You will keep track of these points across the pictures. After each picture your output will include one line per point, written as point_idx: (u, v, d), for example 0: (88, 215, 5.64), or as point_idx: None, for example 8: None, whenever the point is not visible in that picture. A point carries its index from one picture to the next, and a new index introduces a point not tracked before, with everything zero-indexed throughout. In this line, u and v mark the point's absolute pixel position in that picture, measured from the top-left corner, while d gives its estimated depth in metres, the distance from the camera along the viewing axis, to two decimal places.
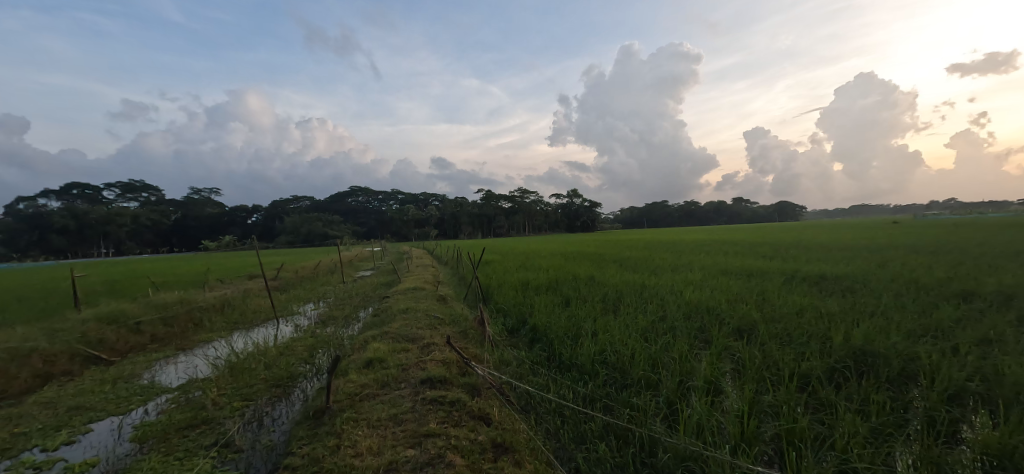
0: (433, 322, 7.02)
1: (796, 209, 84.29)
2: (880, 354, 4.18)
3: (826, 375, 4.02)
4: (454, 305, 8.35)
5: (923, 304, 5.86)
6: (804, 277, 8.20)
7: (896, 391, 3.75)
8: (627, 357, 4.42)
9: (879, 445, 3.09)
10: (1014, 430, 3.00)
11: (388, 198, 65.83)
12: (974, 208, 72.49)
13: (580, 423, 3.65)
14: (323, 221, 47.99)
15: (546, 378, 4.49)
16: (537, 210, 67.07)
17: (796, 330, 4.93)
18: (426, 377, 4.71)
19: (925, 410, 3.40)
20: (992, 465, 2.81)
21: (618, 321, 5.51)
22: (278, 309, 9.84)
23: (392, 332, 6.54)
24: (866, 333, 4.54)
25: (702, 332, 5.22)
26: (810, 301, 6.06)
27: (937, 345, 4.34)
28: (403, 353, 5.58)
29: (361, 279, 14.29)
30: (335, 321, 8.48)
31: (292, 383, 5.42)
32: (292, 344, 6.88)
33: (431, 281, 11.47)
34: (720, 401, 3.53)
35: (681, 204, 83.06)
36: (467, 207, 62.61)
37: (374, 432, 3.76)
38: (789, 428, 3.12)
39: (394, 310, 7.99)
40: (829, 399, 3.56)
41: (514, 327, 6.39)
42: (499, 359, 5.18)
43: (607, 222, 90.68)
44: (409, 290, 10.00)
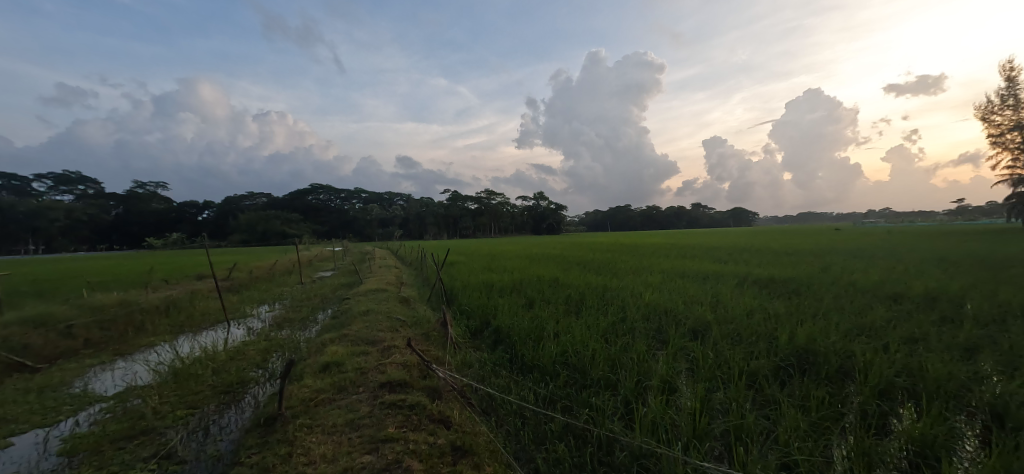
0: (395, 324, 6.86)
1: (749, 215, 89.02)
2: (821, 352, 4.46)
3: (772, 373, 4.24)
4: (417, 307, 8.20)
5: (860, 305, 6.30)
6: (755, 279, 8.63)
7: (833, 387, 4.01)
8: (588, 358, 4.50)
9: (818, 438, 3.29)
10: (934, 422, 3.27)
11: (350, 196, 63.99)
12: (905, 217, 79.02)
13: (540, 424, 3.67)
14: (281, 220, 46.06)
15: (507, 379, 4.49)
16: (504, 212, 67.37)
17: (746, 330, 5.18)
18: (386, 380, 4.59)
19: (859, 405, 3.65)
20: (916, 455, 3.04)
21: (580, 322, 5.61)
22: (229, 311, 9.34)
23: (351, 335, 6.35)
24: (809, 333, 4.83)
25: (659, 332, 5.40)
26: (760, 303, 6.40)
27: (871, 344, 4.68)
28: (362, 356, 5.43)
29: (321, 280, 13.82)
30: (291, 323, 8.14)
31: (242, 389, 5.15)
32: (244, 348, 6.54)
33: (393, 282, 11.24)
34: (675, 400, 3.65)
35: (643, 209, 85.74)
36: (432, 208, 62.00)
37: (329, 438, 3.63)
38: (737, 424, 3.27)
39: (355, 312, 7.76)
40: (774, 396, 3.75)
41: (477, 328, 6.35)
42: (461, 361, 5.13)
43: (572, 225, 92.21)
44: (370, 292, 9.76)
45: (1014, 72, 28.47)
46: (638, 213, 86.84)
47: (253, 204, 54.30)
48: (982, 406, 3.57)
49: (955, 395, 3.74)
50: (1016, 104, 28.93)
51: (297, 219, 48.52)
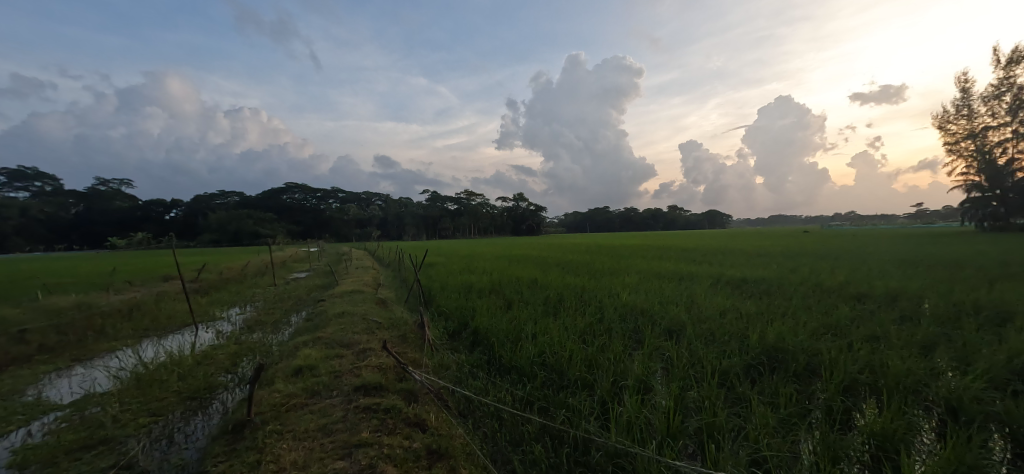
0: (371, 326, 6.74)
1: (722, 217, 91.49)
2: (790, 351, 4.60)
3: (743, 372, 4.35)
4: (394, 309, 8.07)
5: (826, 305, 6.53)
6: (728, 280, 8.86)
7: (801, 384, 4.15)
8: (565, 358, 4.52)
9: (786, 434, 3.38)
10: (894, 417, 3.42)
11: (327, 196, 62.48)
12: (868, 220, 82.71)
13: (518, 425, 3.66)
14: (254, 219, 44.68)
15: (485, 381, 4.46)
16: (484, 212, 67.31)
17: (719, 330, 5.29)
18: (361, 384, 4.50)
19: (825, 401, 3.78)
20: (877, 448, 3.16)
21: (558, 323, 5.62)
22: (197, 314, 8.96)
23: (326, 337, 6.20)
24: (779, 333, 4.98)
25: (636, 332, 5.47)
26: (732, 303, 6.56)
27: (836, 342, 4.86)
28: (337, 360, 5.30)
29: (294, 281, 13.43)
30: (263, 326, 7.89)
31: (210, 395, 4.95)
32: (212, 353, 6.30)
33: (370, 284, 11.05)
34: (650, 399, 3.70)
35: (621, 211, 87.08)
36: (411, 208, 61.40)
37: (300, 444, 3.53)
38: (709, 422, 3.33)
39: (329, 314, 7.57)
40: (745, 394, 3.84)
41: (455, 330, 6.29)
42: (438, 363, 5.07)
43: (551, 226, 92.65)
44: (346, 293, 9.55)
45: (967, 84, 30.14)
46: (617, 214, 88.04)
47: (224, 203, 52.55)
48: (938, 400, 3.75)
49: (913, 390, 3.92)
50: (968, 114, 30.67)
51: (270, 219, 47.15)
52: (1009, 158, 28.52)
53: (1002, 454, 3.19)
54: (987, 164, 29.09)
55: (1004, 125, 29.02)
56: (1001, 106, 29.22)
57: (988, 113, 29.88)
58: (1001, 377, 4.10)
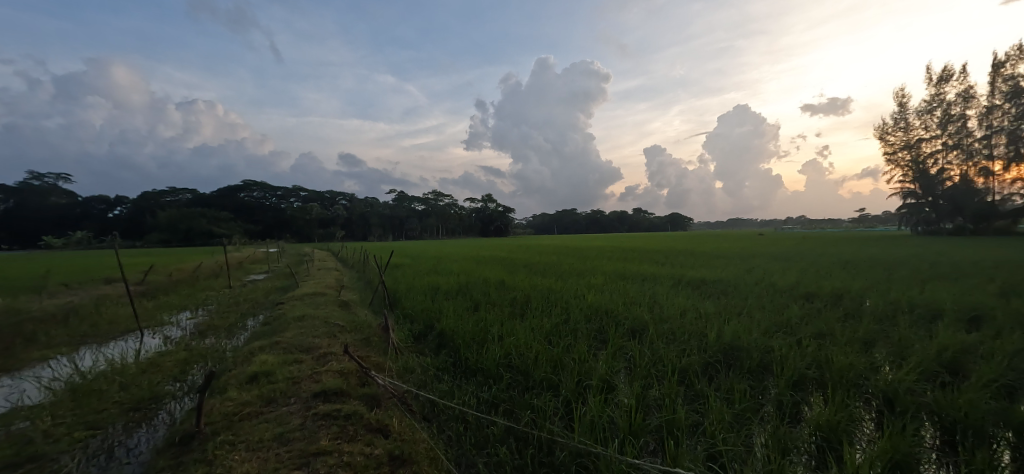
0: (333, 329, 6.53)
1: (684, 220, 94.56)
2: (744, 348, 4.81)
3: (702, 370, 4.51)
4: (358, 311, 7.85)
5: (779, 304, 6.87)
6: (689, 281, 9.19)
7: (755, 380, 4.35)
8: (531, 360, 4.53)
9: (741, 429, 3.52)
10: (838, 409, 3.63)
11: (288, 194, 59.74)
12: (816, 224, 88.17)
13: (483, 428, 3.63)
14: (208, 218, 42.31)
15: (449, 384, 4.40)
16: (451, 213, 67.81)
17: (679, 330, 5.46)
18: (320, 390, 4.34)
19: (777, 396, 3.97)
20: (823, 440, 3.34)
21: (524, 324, 5.64)
22: (142, 319, 8.37)
23: (284, 342, 5.95)
24: (735, 331, 5.20)
25: (600, 333, 5.57)
26: (692, 303, 6.80)
27: (787, 339, 5.11)
28: (296, 365, 5.10)
29: (251, 283, 12.80)
30: (216, 331, 7.48)
31: (156, 406, 4.63)
32: (159, 360, 5.91)
33: (333, 286, 10.69)
34: (613, 398, 3.78)
35: (588, 213, 89.03)
36: (377, 208, 60.01)
37: (254, 455, 3.36)
38: (669, 419, 3.42)
39: (288, 317, 7.27)
40: (703, 390, 3.99)
41: (421, 332, 6.18)
42: (402, 366, 4.98)
43: (519, 227, 92.91)
44: (307, 296, 9.21)
45: (904, 98, 32.65)
46: (584, 217, 89.55)
47: (175, 201, 49.54)
48: (876, 392, 4.02)
49: (855, 383, 4.19)
50: (905, 127, 33.16)
51: (226, 218, 44.77)
52: (940, 168, 31.06)
53: (930, 440, 3.46)
54: (921, 173, 31.56)
55: (936, 138, 31.57)
56: (933, 120, 31.78)
57: (922, 126, 32.43)
58: (930, 369, 4.45)
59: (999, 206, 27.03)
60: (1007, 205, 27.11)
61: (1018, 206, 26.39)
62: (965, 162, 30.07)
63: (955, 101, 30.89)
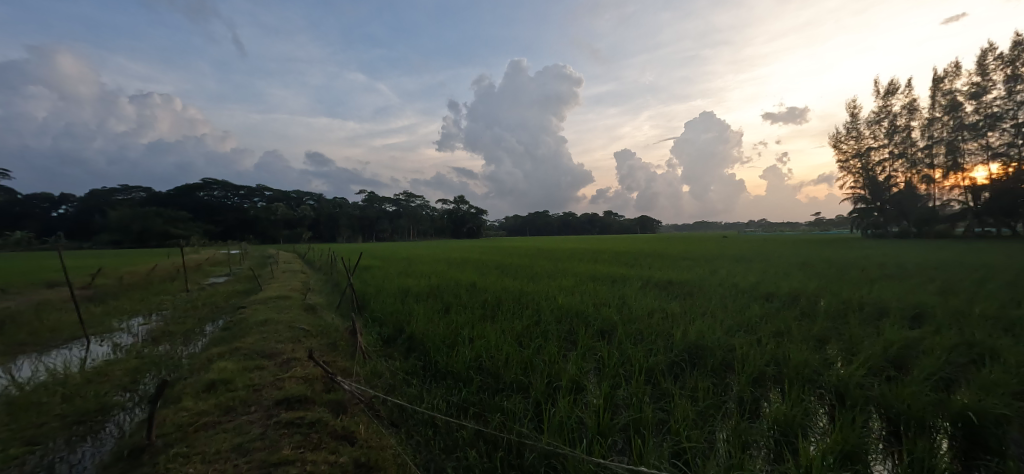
0: (297, 334, 6.31)
1: (653, 223, 97.05)
2: (709, 348, 4.98)
3: (667, 369, 4.63)
4: (324, 315, 7.61)
5: (741, 304, 7.14)
6: (656, 282, 9.43)
7: (717, 378, 4.51)
8: (501, 362, 4.53)
9: (704, 425, 3.64)
10: (794, 405, 3.80)
11: (251, 193, 57.33)
12: (774, 228, 92.58)
13: (452, 432, 3.59)
14: (164, 218, 40.04)
15: (418, 388, 4.34)
16: (422, 215, 68.24)
17: (647, 330, 5.59)
18: (283, 397, 4.19)
19: (738, 393, 4.12)
20: (781, 433, 3.49)
21: (495, 327, 5.63)
22: (88, 326, 7.82)
23: (245, 348, 5.71)
24: (700, 331, 5.36)
25: (571, 334, 5.63)
26: (659, 303, 6.98)
27: (747, 338, 5.32)
28: (257, 371, 4.91)
29: (211, 287, 12.18)
30: (172, 337, 7.09)
31: (103, 417, 4.34)
32: (108, 369, 5.55)
33: (298, 289, 10.34)
34: (581, 398, 3.83)
35: (559, 215, 90.12)
36: (346, 208, 58.58)
37: (210, 468, 3.20)
38: (636, 418, 3.49)
39: (250, 322, 6.98)
40: (668, 389, 4.09)
41: (390, 336, 6.06)
42: (370, 371, 4.87)
43: (491, 229, 92.92)
44: (270, 299, 8.87)
45: (855, 109, 34.66)
46: (556, 219, 90.50)
47: (128, 199, 46.71)
48: (829, 387, 4.24)
49: (809, 379, 4.41)
50: (856, 136, 35.18)
51: (184, 218, 42.53)
52: (887, 175, 33.08)
53: (877, 432, 3.68)
54: (870, 180, 33.55)
55: (883, 147, 33.67)
56: (881, 130, 33.86)
57: (871, 135, 34.52)
58: (877, 365, 4.73)
59: (939, 211, 29.59)
60: (946, 209, 29.73)
61: (955, 212, 29.01)
62: (909, 170, 32.20)
63: (901, 112, 33.04)
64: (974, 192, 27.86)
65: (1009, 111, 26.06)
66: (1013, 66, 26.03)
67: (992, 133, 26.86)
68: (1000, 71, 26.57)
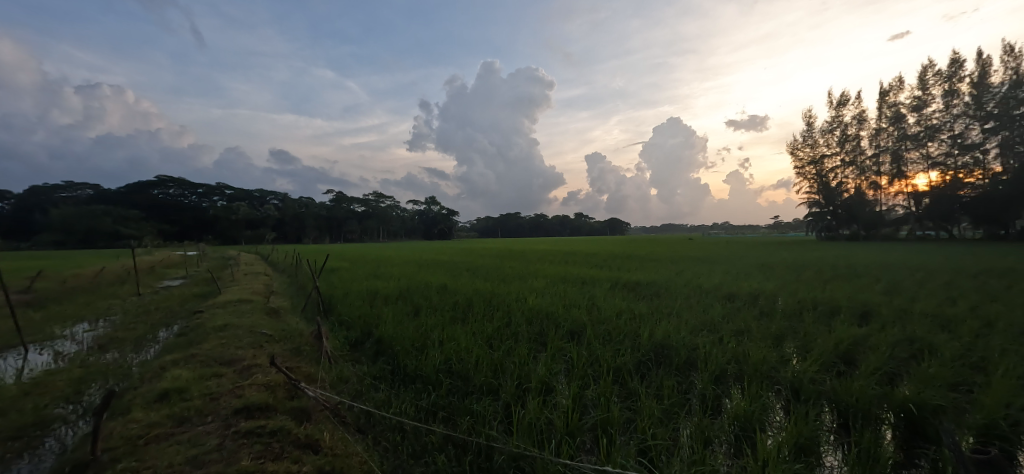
0: (259, 339, 6.06)
1: (622, 225, 99.21)
2: (674, 347, 5.13)
3: (635, 368, 4.73)
4: (288, 320, 7.34)
5: (705, 304, 7.40)
6: (624, 283, 9.64)
7: (682, 376, 4.65)
8: (471, 364, 4.51)
9: (670, 422, 3.74)
10: (753, 401, 3.97)
11: (210, 191, 54.55)
12: (734, 231, 96.95)
13: (421, 436, 3.54)
14: (113, 218, 37.53)
15: (386, 393, 4.26)
16: (392, 216, 67.61)
17: (615, 330, 5.70)
18: (243, 406, 4.01)
19: (701, 390, 4.27)
20: (741, 429, 3.63)
21: (465, 329, 5.60)
22: (26, 334, 7.23)
23: (202, 355, 5.43)
24: (666, 331, 5.52)
25: (541, 335, 5.67)
26: (626, 304, 7.14)
27: (711, 337, 5.52)
28: (215, 379, 4.68)
29: (165, 290, 11.51)
30: (121, 344, 6.66)
31: (41, 432, 4.02)
32: (47, 380, 5.15)
33: (261, 292, 9.92)
34: (551, 399, 3.87)
35: (531, 217, 90.81)
36: (312, 208, 56.86)
37: None
38: (604, 418, 3.55)
39: (207, 327, 6.65)
40: (635, 389, 4.18)
41: (358, 340, 5.92)
42: (336, 376, 4.75)
43: (462, 231, 92.35)
44: (230, 303, 8.47)
45: (811, 117, 36.52)
46: (527, 220, 91.03)
47: (72, 197, 43.50)
48: (785, 383, 4.45)
49: (768, 375, 4.61)
50: (811, 144, 37.10)
51: (135, 218, 40.00)
52: (839, 181, 35.01)
53: (829, 424, 3.89)
54: (824, 185, 35.42)
55: (836, 154, 35.66)
56: (833, 138, 35.85)
57: (825, 143, 36.50)
58: (829, 360, 5.00)
59: (885, 216, 31.75)
60: (890, 214, 31.89)
61: (898, 216, 31.23)
62: (859, 177, 34.14)
63: (851, 122, 35.10)
64: (916, 198, 30.00)
65: (946, 123, 28.21)
66: (950, 82, 28.20)
67: (931, 143, 29.00)
68: (938, 86, 28.73)
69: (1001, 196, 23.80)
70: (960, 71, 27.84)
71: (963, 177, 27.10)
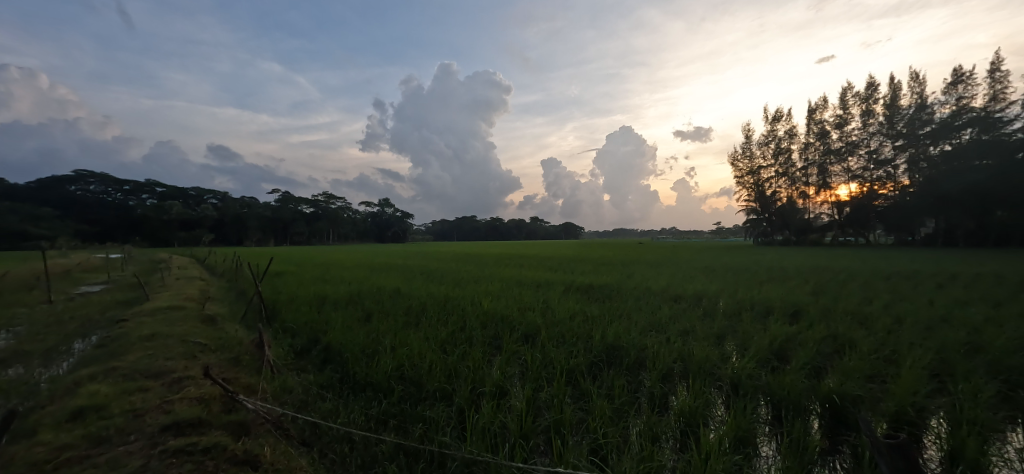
0: (192, 349, 5.61)
1: (576, 229, 101.77)
2: (624, 348, 5.31)
3: (587, 369, 4.85)
4: (226, 327, 6.85)
5: (653, 306, 7.73)
6: (578, 286, 9.88)
7: (632, 376, 4.82)
8: (425, 370, 4.43)
9: (621, 421, 3.85)
10: (697, 397, 4.17)
11: (138, 188, 49.93)
12: (679, 236, 102.26)
13: (372, 446, 3.42)
14: (20, 216, 33.30)
15: (334, 403, 4.07)
16: (343, 218, 65.30)
17: (569, 333, 5.81)
18: (171, 423, 3.69)
19: (649, 389, 4.44)
20: (686, 425, 3.79)
21: (419, 334, 5.50)
22: None
23: (126, 368, 4.94)
24: (617, 332, 5.71)
25: (495, 338, 5.68)
26: (579, 306, 7.31)
27: (659, 337, 5.77)
28: (140, 394, 4.28)
29: (82, 297, 10.40)
30: (26, 358, 5.92)
31: None
32: None
33: (196, 298, 9.19)
34: (505, 402, 3.88)
35: (487, 221, 90.99)
36: (256, 209, 53.65)
37: None
38: (557, 419, 3.61)
39: (133, 337, 6.08)
40: (587, 389, 4.28)
41: (304, 347, 5.64)
42: (279, 386, 4.49)
43: (417, 233, 90.71)
44: (159, 310, 7.79)
45: (750, 129, 39.32)
46: (483, 224, 90.95)
47: None
48: (726, 379, 4.73)
49: (710, 372, 4.88)
50: (749, 156, 39.88)
51: (47, 217, 35.73)
52: (773, 191, 37.82)
53: (764, 416, 4.18)
54: (760, 195, 38.16)
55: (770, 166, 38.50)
56: (768, 151, 38.72)
57: (761, 155, 39.32)
58: (764, 357, 5.37)
59: (813, 223, 34.67)
60: (817, 221, 34.83)
61: (825, 223, 34.16)
62: (791, 187, 37.03)
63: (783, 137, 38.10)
64: (838, 207, 33.02)
65: (863, 140, 31.29)
66: (867, 103, 31.35)
67: (852, 157, 32.03)
68: (857, 106, 31.84)
69: (907, 206, 26.77)
70: (874, 93, 31.06)
71: (877, 188, 30.20)
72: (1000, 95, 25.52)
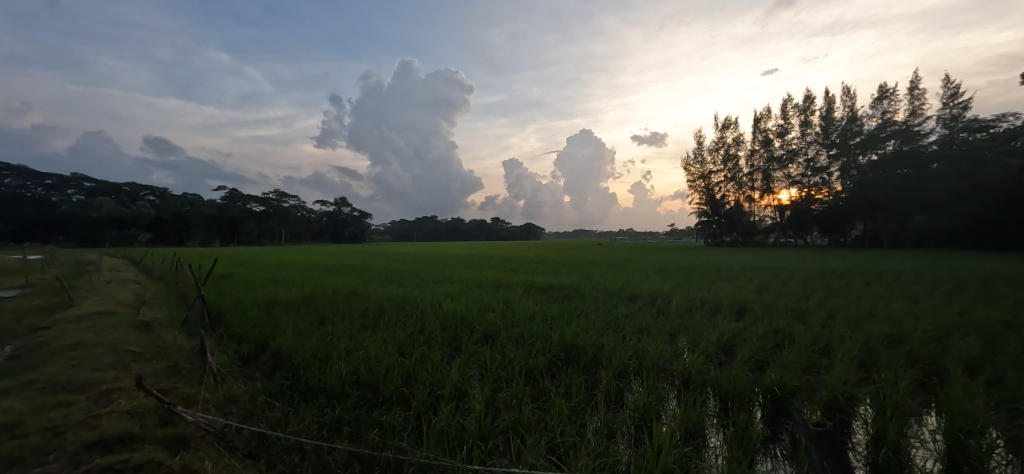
0: (124, 358, 5.17)
1: (537, 230, 102.95)
2: (582, 347, 5.41)
3: (546, 369, 4.90)
4: (163, 334, 6.35)
5: (610, 305, 7.94)
6: (537, 286, 9.99)
7: (589, 374, 4.93)
8: (381, 373, 4.34)
9: (577, 418, 3.93)
10: (650, 393, 4.33)
11: (63, 183, 45.46)
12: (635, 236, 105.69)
13: (323, 455, 3.30)
14: None
15: (284, 411, 3.90)
16: (297, 217, 62.56)
17: (528, 333, 5.86)
18: (99, 439, 3.38)
19: (606, 386, 4.56)
20: (641, 420, 3.92)
21: (376, 337, 5.36)
22: None
23: (44, 381, 4.48)
24: (575, 332, 5.82)
25: (454, 340, 5.65)
26: (539, 306, 7.39)
27: (615, 336, 5.93)
28: (60, 409, 3.89)
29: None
30: None
31: None
32: None
33: (128, 303, 8.45)
34: (464, 404, 3.86)
35: (448, 222, 90.09)
36: (200, 207, 50.36)
37: None
38: (516, 419, 3.63)
39: (53, 347, 5.52)
40: (545, 388, 4.33)
41: (251, 354, 5.34)
42: (224, 395, 4.24)
43: (376, 233, 88.42)
44: (85, 317, 7.11)
45: (701, 134, 41.23)
46: (444, 224, 90.08)
47: None
48: (677, 375, 4.93)
49: (664, 368, 5.07)
50: (700, 161, 41.84)
51: None
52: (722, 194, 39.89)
53: (712, 408, 4.40)
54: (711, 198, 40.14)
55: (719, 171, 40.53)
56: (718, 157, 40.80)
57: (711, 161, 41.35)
58: (713, 352, 5.65)
59: (758, 225, 36.89)
60: (762, 223, 37.11)
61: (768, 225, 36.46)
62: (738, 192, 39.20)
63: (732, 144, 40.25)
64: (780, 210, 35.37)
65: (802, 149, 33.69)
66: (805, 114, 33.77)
67: (792, 164, 34.39)
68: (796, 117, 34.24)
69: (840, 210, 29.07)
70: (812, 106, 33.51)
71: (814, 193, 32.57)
72: (918, 111, 28.31)
